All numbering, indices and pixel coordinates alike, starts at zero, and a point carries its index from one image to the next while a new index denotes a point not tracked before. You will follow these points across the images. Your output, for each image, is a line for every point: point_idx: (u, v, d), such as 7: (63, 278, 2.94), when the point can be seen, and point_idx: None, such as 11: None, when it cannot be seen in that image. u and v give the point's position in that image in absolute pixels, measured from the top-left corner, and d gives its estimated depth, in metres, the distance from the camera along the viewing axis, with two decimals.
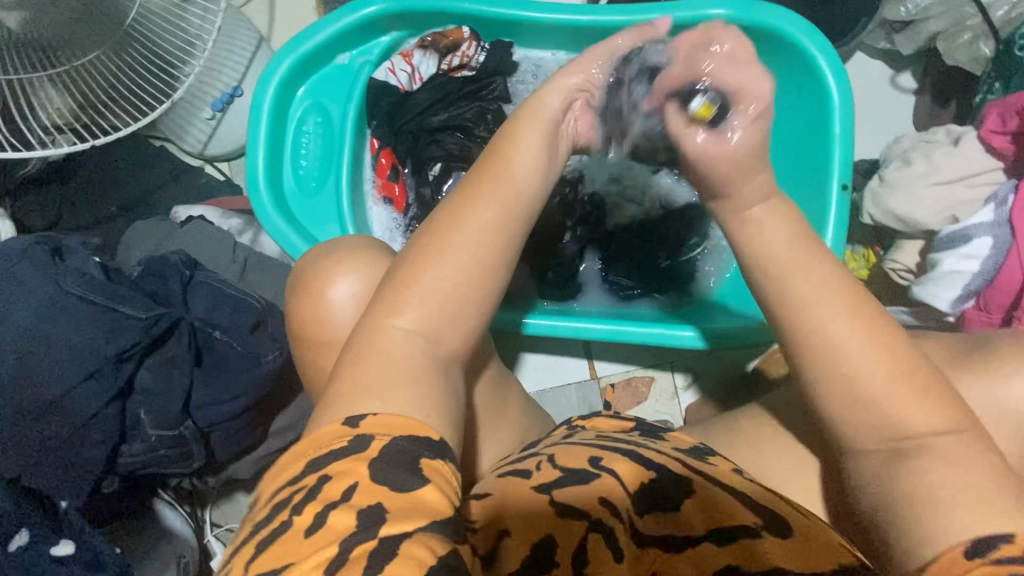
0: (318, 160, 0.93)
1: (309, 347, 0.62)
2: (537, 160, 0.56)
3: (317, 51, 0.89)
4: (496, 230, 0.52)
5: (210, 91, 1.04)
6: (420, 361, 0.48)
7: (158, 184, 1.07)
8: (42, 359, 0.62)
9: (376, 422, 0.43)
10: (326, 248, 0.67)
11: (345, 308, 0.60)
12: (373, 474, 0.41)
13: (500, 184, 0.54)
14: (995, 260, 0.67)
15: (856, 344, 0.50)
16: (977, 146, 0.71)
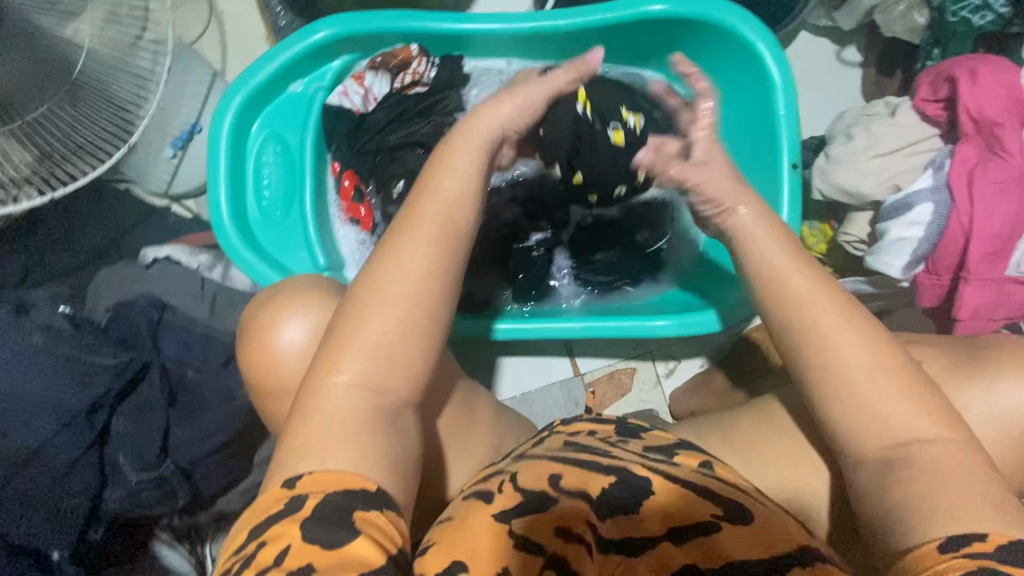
0: (281, 189, 0.94)
1: (269, 395, 0.70)
2: (465, 184, 0.64)
3: (268, 82, 0.90)
4: (432, 262, 0.59)
5: (169, 130, 1.05)
6: (364, 410, 0.54)
7: (125, 228, 1.06)
8: (20, 412, 0.66)
9: (312, 481, 0.50)
10: (274, 289, 0.75)
11: (294, 351, 0.68)
12: (304, 533, 0.47)
13: (442, 217, 0.61)
14: (938, 224, 0.69)
15: (842, 339, 0.56)
16: (913, 116, 0.73)
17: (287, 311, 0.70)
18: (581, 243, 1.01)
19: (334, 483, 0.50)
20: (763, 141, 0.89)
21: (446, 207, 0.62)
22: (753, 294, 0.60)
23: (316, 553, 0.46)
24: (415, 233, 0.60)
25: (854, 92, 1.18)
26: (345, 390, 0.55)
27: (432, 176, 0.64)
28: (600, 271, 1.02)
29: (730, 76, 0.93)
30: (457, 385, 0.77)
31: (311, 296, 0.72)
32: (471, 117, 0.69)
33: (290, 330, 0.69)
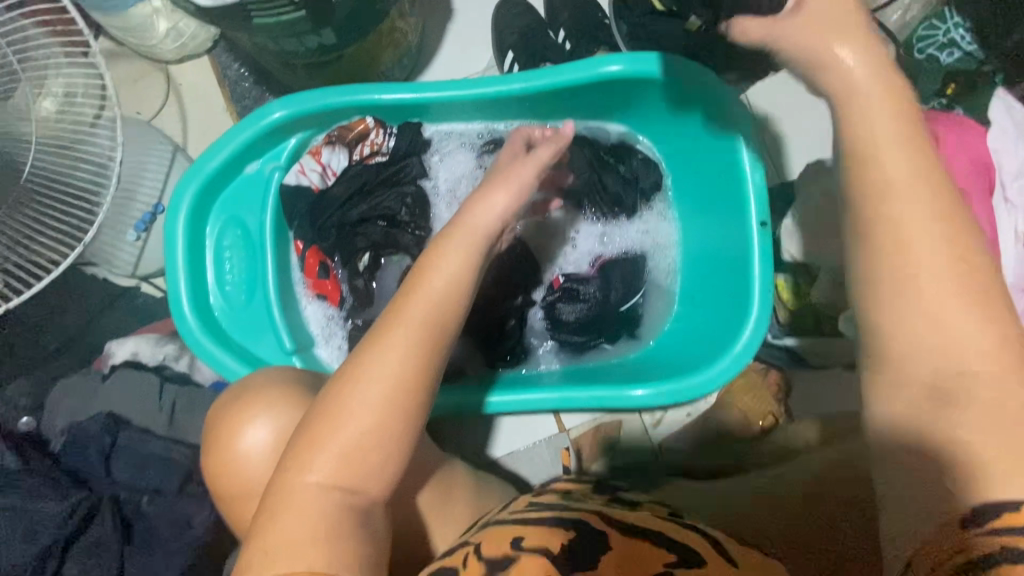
0: (243, 273, 0.92)
1: (232, 503, 0.67)
2: (455, 279, 0.61)
3: (223, 168, 0.88)
4: (411, 366, 0.56)
5: (130, 215, 1.04)
6: (331, 514, 0.51)
7: (94, 314, 1.07)
8: None
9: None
10: (243, 389, 0.71)
11: (260, 456, 0.65)
12: None
13: (424, 303, 0.59)
14: None
15: (885, 118, 0.50)
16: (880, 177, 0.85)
17: (251, 417, 0.67)
18: (558, 298, 0.98)
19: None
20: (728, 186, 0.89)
21: (437, 306, 0.59)
22: (892, 154, 0.49)
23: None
24: (396, 333, 0.57)
25: None
26: (315, 490, 0.52)
27: (423, 272, 0.61)
28: (576, 330, 0.98)
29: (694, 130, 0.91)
30: (428, 475, 0.75)
31: (275, 401, 0.68)
32: (470, 205, 0.68)
33: (254, 434, 0.66)
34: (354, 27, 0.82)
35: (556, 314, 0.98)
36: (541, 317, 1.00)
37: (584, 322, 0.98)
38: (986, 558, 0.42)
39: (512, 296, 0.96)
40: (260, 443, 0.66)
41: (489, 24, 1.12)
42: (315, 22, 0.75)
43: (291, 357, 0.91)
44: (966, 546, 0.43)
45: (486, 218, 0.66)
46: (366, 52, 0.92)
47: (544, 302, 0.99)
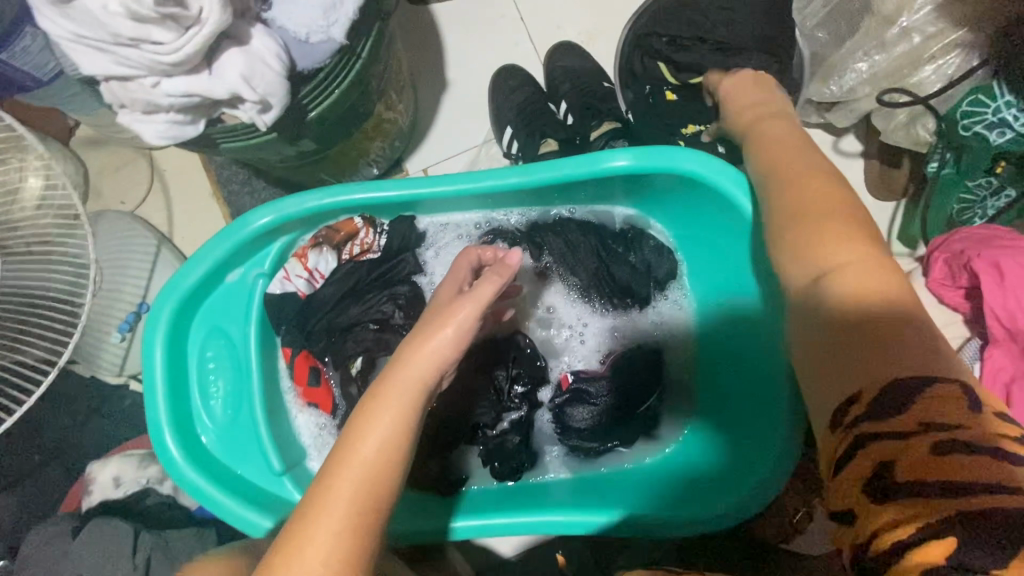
0: (229, 387, 0.86)
1: None
2: (387, 445, 0.55)
3: (202, 281, 0.82)
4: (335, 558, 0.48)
5: (114, 314, 1.00)
6: None
7: (79, 422, 1.01)
8: None
9: None
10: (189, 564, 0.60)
11: None
12: None
13: (394, 402, 0.57)
14: None
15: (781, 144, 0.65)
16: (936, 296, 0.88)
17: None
18: (567, 399, 0.91)
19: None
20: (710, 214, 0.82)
21: (368, 482, 0.53)
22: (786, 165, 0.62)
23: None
24: (319, 523, 0.50)
25: (860, 185, 1.05)
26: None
27: (350, 443, 0.55)
28: (587, 436, 0.90)
29: (711, 222, 0.83)
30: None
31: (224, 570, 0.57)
32: (406, 351, 0.61)
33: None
34: (335, 133, 0.75)
35: (564, 417, 0.90)
36: (549, 421, 0.93)
37: (591, 429, 0.90)
38: (938, 446, 0.41)
39: (508, 408, 0.89)
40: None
41: (485, 96, 1.05)
42: (290, 139, 0.69)
43: (281, 478, 0.85)
44: (906, 417, 0.42)
45: (424, 367, 0.60)
46: (352, 148, 0.86)
47: (551, 404, 0.92)
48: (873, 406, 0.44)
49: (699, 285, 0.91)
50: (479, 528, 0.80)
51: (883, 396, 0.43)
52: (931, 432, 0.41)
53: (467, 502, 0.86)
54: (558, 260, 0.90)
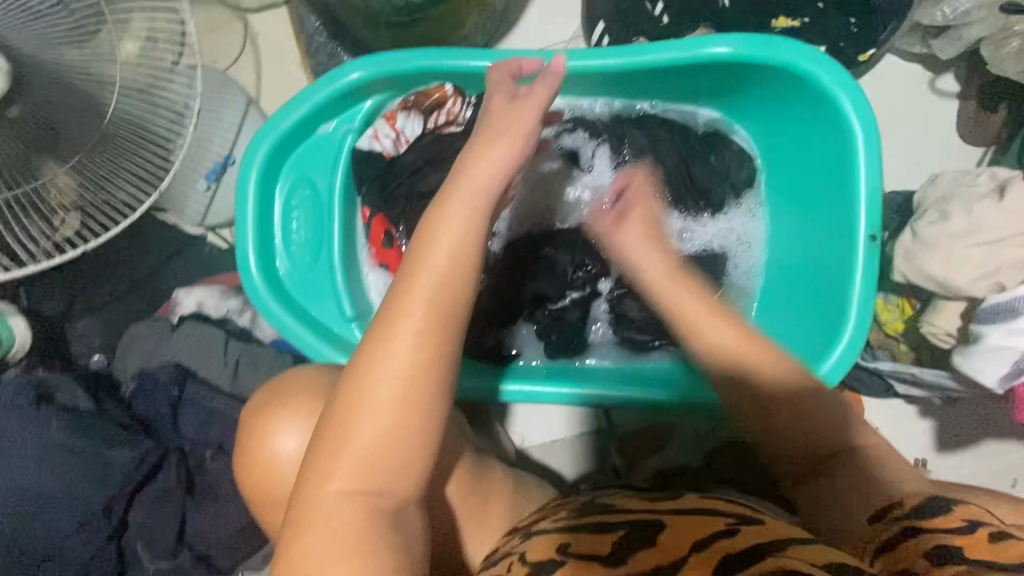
0: (309, 235, 0.91)
1: (267, 501, 0.64)
2: (449, 264, 0.61)
3: (297, 127, 0.86)
4: (410, 363, 0.57)
5: (204, 162, 1.04)
6: (358, 515, 0.56)
7: (161, 262, 1.07)
8: (37, 509, 0.64)
9: None
10: (275, 383, 0.68)
11: (288, 461, 0.63)
12: None
13: (470, 200, 0.63)
14: None
15: None
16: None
17: (282, 415, 0.64)
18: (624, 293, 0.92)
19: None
20: (810, 159, 0.84)
21: (438, 288, 0.59)
22: None
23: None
24: (402, 321, 0.58)
25: (952, 127, 1.03)
26: (341, 500, 0.56)
27: (414, 263, 0.61)
28: (642, 328, 0.92)
29: (804, 124, 0.83)
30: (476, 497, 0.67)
31: (309, 399, 0.65)
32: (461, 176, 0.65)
33: (287, 438, 0.63)
34: None
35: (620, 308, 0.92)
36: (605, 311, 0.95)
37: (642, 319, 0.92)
38: (990, 533, 0.48)
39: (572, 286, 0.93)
40: (294, 447, 0.63)
41: None
42: None
43: (350, 324, 0.90)
44: (949, 515, 0.50)
45: (485, 176, 0.65)
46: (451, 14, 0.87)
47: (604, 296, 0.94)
48: (912, 511, 0.52)
49: (775, 196, 0.91)
50: (520, 392, 0.87)
51: (920, 505, 0.52)
52: (978, 525, 0.49)
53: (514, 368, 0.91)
54: (637, 155, 0.91)
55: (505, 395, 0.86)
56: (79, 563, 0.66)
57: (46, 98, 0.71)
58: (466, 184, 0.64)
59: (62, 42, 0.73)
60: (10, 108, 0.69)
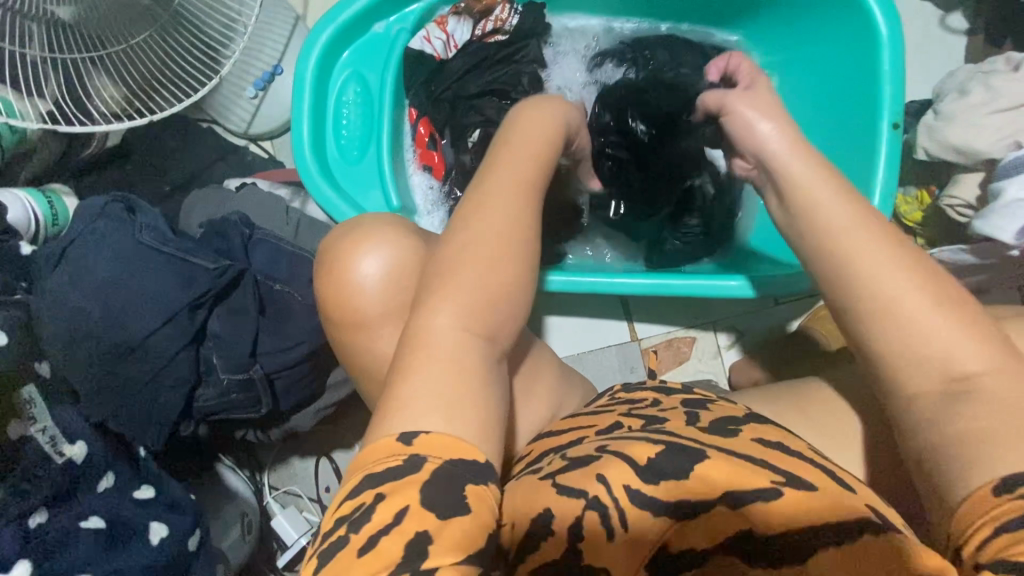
0: (359, 129, 0.95)
1: (341, 329, 0.60)
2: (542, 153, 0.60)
3: (354, 21, 0.91)
4: (497, 245, 0.52)
5: (253, 70, 1.07)
6: (452, 364, 0.48)
7: (206, 164, 1.09)
8: (122, 303, 0.58)
9: (425, 442, 0.44)
10: (350, 224, 0.64)
11: (370, 290, 0.58)
12: (424, 496, 0.42)
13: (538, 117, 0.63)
14: None
15: None
16: None
17: (359, 245, 0.60)
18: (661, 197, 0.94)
19: (449, 450, 0.44)
20: (838, 64, 0.88)
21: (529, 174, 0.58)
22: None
23: (428, 519, 0.41)
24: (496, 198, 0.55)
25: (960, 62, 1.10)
26: (446, 332, 0.48)
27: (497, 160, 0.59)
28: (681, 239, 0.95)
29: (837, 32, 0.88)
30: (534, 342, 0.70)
31: (388, 229, 0.62)
32: (526, 103, 0.67)
33: (367, 262, 0.59)
34: None
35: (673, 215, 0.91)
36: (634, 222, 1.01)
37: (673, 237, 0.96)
38: None
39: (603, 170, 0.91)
40: (376, 271, 0.59)
41: None
42: None
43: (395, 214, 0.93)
44: None
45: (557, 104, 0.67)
46: None
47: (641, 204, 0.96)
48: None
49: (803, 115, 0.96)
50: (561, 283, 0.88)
51: None
52: None
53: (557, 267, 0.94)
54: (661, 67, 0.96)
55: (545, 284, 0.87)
56: (140, 385, 0.60)
57: (99, 0, 0.77)
58: (535, 108, 0.64)
59: None
60: (61, 6, 0.74)
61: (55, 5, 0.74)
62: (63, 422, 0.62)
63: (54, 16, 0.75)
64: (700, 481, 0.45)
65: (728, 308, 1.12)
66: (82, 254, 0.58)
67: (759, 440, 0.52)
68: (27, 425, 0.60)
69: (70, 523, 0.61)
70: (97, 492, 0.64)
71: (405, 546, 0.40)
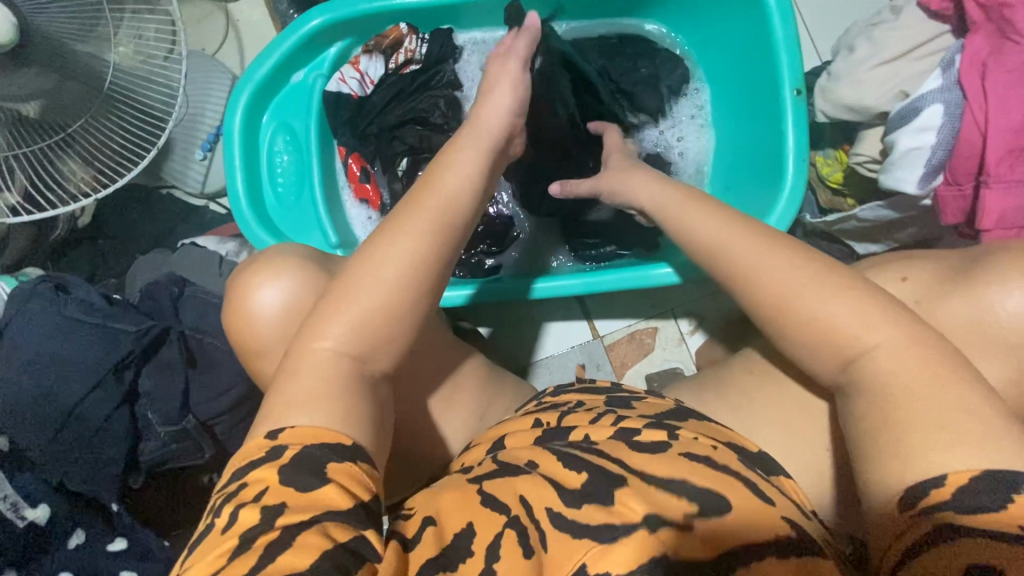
0: (293, 175, 1.00)
1: (261, 364, 0.62)
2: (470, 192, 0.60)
3: (271, 76, 0.96)
4: (396, 279, 0.53)
5: (198, 134, 1.15)
6: (357, 368, 0.49)
7: (169, 228, 1.15)
8: (54, 375, 0.64)
9: (292, 434, 0.46)
10: (259, 254, 0.65)
11: (272, 314, 0.60)
12: (283, 476, 0.43)
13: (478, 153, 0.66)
14: (951, 126, 0.63)
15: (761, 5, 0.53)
16: (918, 14, 0.68)
17: (260, 274, 0.61)
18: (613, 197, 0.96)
19: (312, 437, 0.45)
20: (737, 44, 0.90)
21: (437, 215, 0.57)
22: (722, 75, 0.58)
23: (291, 494, 0.42)
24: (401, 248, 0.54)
25: None
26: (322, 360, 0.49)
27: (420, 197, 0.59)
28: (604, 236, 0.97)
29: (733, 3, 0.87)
30: (448, 356, 0.71)
31: (293, 260, 0.63)
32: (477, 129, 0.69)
33: (266, 292, 0.60)
34: None
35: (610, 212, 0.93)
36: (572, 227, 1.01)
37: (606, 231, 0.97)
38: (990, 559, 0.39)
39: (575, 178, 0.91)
40: (274, 302, 0.60)
41: None
42: None
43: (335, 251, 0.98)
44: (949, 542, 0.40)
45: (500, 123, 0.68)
46: None
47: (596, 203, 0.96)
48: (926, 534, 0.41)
49: (718, 99, 0.97)
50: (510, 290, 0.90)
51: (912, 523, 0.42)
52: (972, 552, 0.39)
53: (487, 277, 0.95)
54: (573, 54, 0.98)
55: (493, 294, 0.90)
56: (83, 445, 0.65)
57: (59, 91, 0.86)
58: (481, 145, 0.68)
59: (77, 43, 0.85)
60: (28, 103, 0.83)
61: (21, 102, 0.83)
62: (23, 489, 0.68)
63: (20, 113, 0.84)
64: (625, 509, 0.46)
65: (686, 295, 1.11)
66: (13, 336, 0.64)
67: (689, 454, 0.53)
68: None
69: None
70: (69, 549, 0.69)
71: (262, 513, 0.41)
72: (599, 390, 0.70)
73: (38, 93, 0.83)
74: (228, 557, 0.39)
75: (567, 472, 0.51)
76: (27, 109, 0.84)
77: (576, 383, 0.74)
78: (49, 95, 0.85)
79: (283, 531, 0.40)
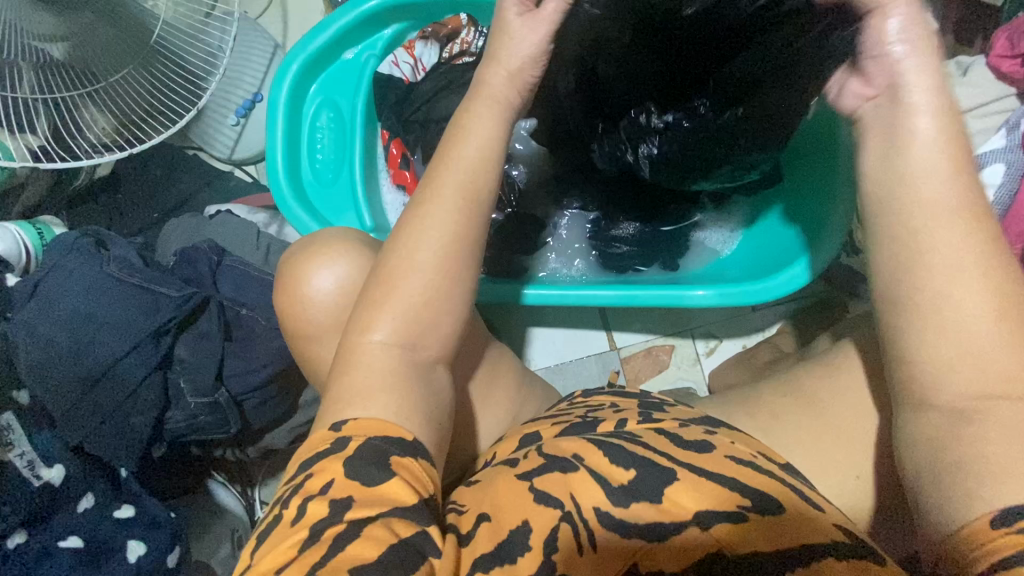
0: (332, 153, 0.98)
1: (308, 344, 0.61)
2: (484, 158, 0.54)
3: (324, 50, 0.95)
4: (462, 270, 0.51)
5: (233, 99, 1.10)
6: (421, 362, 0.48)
7: (193, 190, 1.12)
8: (89, 333, 0.62)
9: (357, 427, 0.45)
10: (315, 235, 0.65)
11: (329, 294, 0.59)
12: (348, 471, 0.43)
13: (459, 142, 0.54)
14: (1009, 187, 0.70)
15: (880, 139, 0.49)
16: (988, 75, 0.75)
17: (314, 263, 0.60)
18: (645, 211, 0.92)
19: (377, 429, 0.45)
20: None
21: (470, 191, 0.52)
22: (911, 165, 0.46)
23: (358, 487, 0.42)
24: (434, 210, 0.51)
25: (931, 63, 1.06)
26: (378, 349, 0.48)
27: (439, 160, 0.54)
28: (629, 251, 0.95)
29: None
30: (483, 351, 0.71)
31: (350, 246, 0.61)
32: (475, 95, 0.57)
33: (322, 276, 0.59)
34: None
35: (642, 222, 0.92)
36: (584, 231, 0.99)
37: (630, 240, 0.94)
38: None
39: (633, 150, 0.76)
40: (330, 286, 0.59)
41: None
42: None
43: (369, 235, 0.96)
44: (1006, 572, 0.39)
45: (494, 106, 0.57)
46: None
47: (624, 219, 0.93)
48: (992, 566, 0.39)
49: None
50: (548, 297, 0.89)
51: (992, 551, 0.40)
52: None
53: (507, 279, 0.92)
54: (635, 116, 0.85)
55: (534, 299, 0.88)
56: (113, 408, 0.64)
57: (89, 35, 0.81)
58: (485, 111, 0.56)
59: None
60: (54, 44, 0.79)
61: (47, 41, 0.78)
62: (40, 448, 0.67)
63: (47, 55, 0.80)
64: (673, 505, 0.46)
65: (705, 317, 1.12)
66: (51, 289, 0.63)
67: (729, 459, 0.50)
68: (6, 450, 0.65)
69: (49, 543, 0.65)
70: (77, 512, 0.68)
71: (330, 506, 0.41)
72: (629, 394, 0.69)
73: (63, 35, 0.79)
74: (297, 549, 0.40)
75: (606, 464, 0.49)
76: (53, 50, 0.80)
77: (605, 387, 0.73)
78: (77, 38, 0.80)
79: (348, 526, 0.40)
